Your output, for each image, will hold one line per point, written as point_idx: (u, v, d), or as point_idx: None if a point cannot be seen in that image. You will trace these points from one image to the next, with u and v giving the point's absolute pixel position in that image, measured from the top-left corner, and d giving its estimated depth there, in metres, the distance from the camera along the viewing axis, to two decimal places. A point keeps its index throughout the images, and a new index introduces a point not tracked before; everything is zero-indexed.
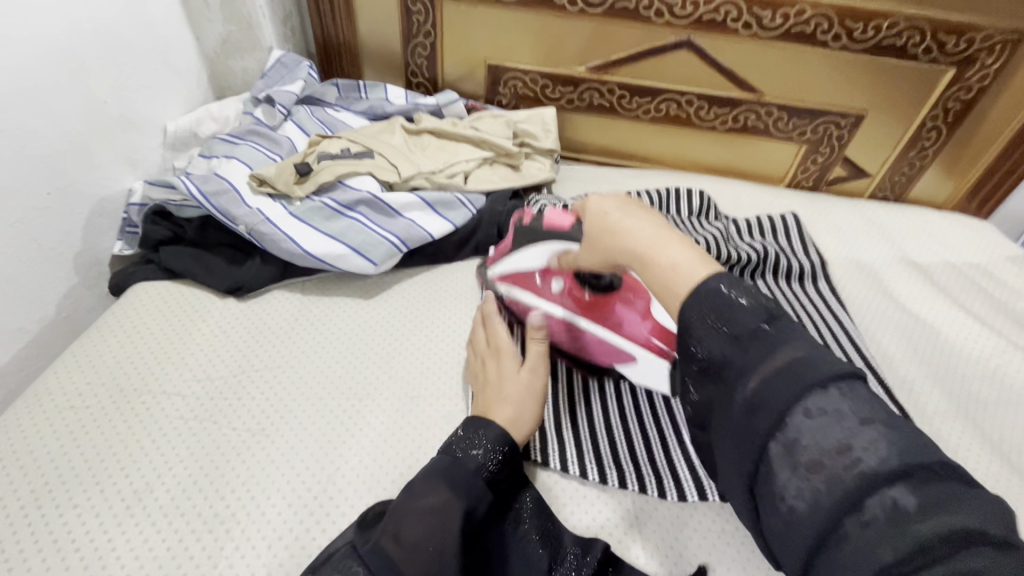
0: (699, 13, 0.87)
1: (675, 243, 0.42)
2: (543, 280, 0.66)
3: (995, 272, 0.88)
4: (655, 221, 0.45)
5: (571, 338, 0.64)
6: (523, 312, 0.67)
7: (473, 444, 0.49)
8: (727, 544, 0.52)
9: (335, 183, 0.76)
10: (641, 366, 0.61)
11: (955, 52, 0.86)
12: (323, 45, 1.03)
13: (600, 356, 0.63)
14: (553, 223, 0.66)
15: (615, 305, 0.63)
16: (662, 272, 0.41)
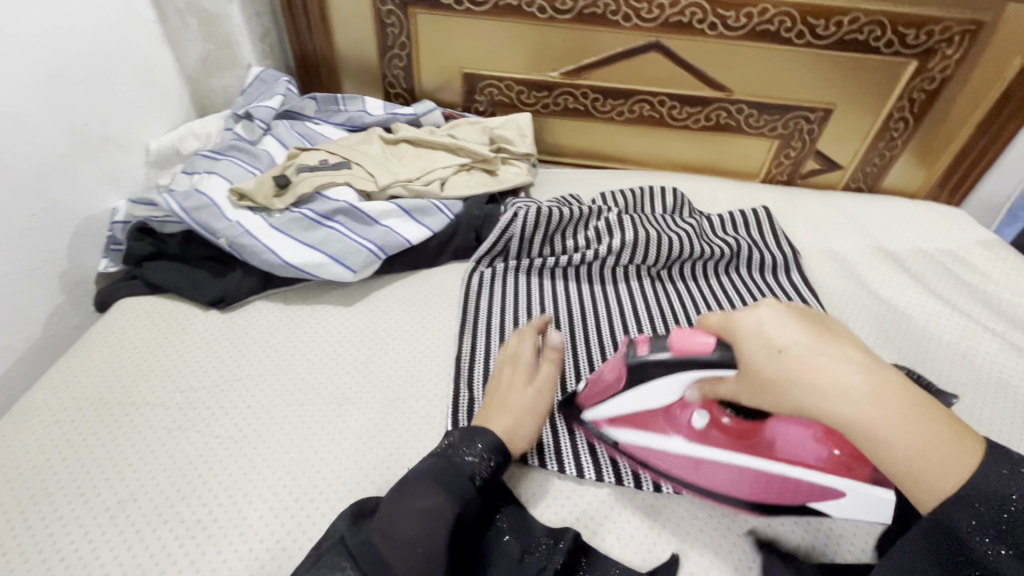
0: (665, 15, 0.89)
1: (909, 420, 0.39)
2: (677, 418, 0.54)
3: (966, 257, 0.90)
4: (853, 366, 0.40)
5: (736, 485, 0.53)
6: (665, 463, 0.55)
7: (468, 448, 0.51)
8: (700, 532, 0.54)
9: (314, 194, 0.78)
10: (846, 498, 0.50)
11: (916, 44, 0.88)
12: (302, 60, 1.05)
13: (787, 499, 0.52)
14: (686, 349, 0.48)
15: (775, 426, 0.53)
16: (906, 463, 0.38)
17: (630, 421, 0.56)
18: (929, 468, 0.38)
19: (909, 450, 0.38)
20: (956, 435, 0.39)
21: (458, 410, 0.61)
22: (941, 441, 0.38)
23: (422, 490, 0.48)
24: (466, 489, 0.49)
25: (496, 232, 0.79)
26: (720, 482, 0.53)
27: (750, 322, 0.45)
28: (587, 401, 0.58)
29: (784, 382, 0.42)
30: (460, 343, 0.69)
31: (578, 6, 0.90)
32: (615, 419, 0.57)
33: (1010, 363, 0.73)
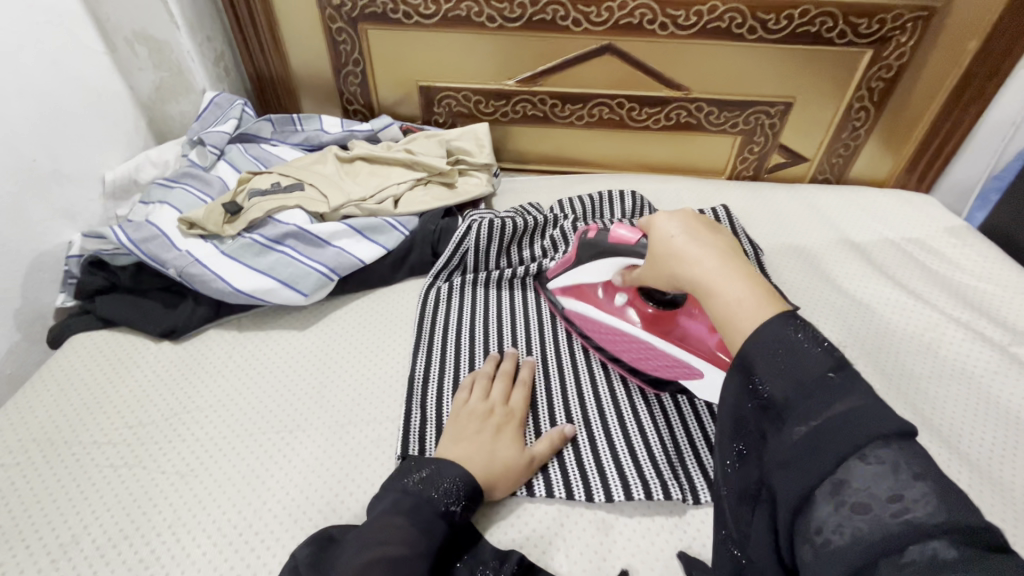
0: (615, 18, 0.88)
1: (735, 279, 0.42)
2: (605, 293, 0.69)
3: (933, 245, 0.89)
4: (712, 250, 0.45)
5: (631, 349, 0.67)
6: (586, 323, 0.71)
7: (451, 493, 0.51)
8: (651, 545, 0.53)
9: (265, 218, 0.77)
10: (704, 380, 0.61)
11: (869, 33, 0.87)
12: (259, 81, 1.04)
13: (659, 370, 0.65)
14: (619, 240, 0.62)
15: (684, 321, 0.64)
16: (725, 306, 0.41)
17: (577, 293, 0.72)
18: (742, 315, 0.40)
19: (734, 298, 0.41)
20: (771, 299, 0.40)
21: (408, 432, 0.60)
22: (770, 301, 0.40)
23: (386, 528, 0.48)
24: (440, 532, 0.49)
25: (451, 247, 0.79)
26: (621, 346, 0.67)
27: (656, 215, 0.51)
28: (552, 273, 0.75)
29: (663, 255, 0.48)
30: (413, 362, 0.68)
31: (526, 14, 0.90)
32: (567, 289, 0.73)
33: (974, 352, 0.72)
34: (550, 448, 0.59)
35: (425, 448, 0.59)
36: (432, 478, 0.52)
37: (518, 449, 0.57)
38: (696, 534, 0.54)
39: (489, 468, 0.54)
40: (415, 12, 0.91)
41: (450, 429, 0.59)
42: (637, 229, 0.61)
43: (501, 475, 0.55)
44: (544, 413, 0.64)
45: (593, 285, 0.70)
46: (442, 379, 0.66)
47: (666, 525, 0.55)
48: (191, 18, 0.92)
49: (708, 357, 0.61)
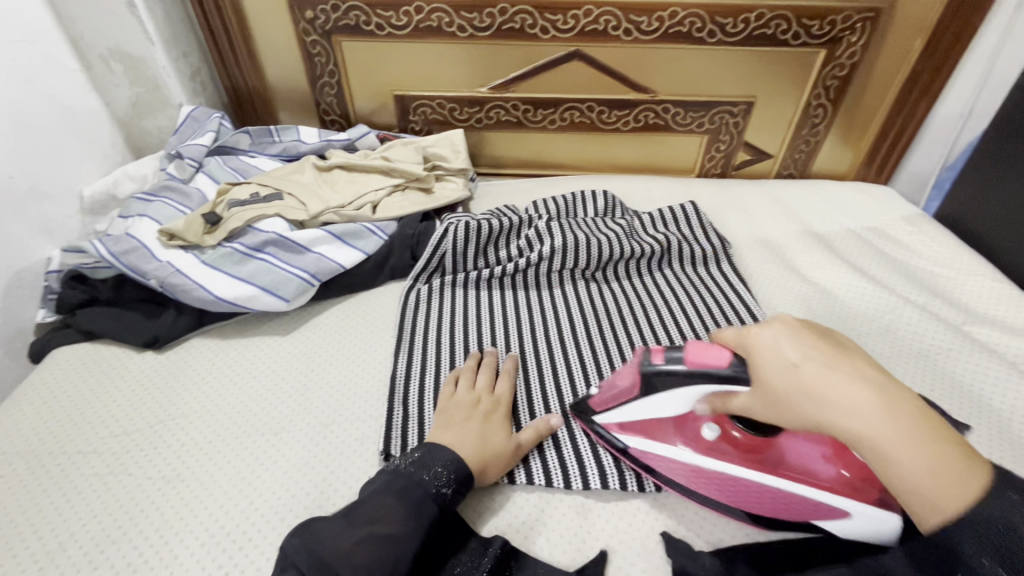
0: (581, 25, 0.92)
1: (908, 437, 0.40)
2: (682, 426, 0.58)
3: (891, 234, 0.93)
4: (862, 381, 0.42)
5: (737, 491, 0.55)
6: (671, 471, 0.57)
7: (441, 477, 0.53)
8: (628, 525, 0.56)
9: (246, 228, 0.78)
10: (856, 519, 0.50)
11: (821, 34, 0.92)
12: (235, 94, 1.06)
13: (796, 515, 0.53)
14: (703, 363, 0.51)
15: (785, 442, 0.55)
16: (909, 480, 0.40)
17: (642, 430, 0.59)
18: (939, 491, 0.39)
19: (910, 459, 0.40)
20: (969, 457, 0.40)
21: (390, 429, 0.62)
22: (958, 473, 0.39)
23: (378, 507, 0.50)
24: (431, 513, 0.51)
25: (429, 249, 0.81)
26: (715, 487, 0.56)
27: (764, 337, 0.47)
28: (598, 404, 0.61)
29: (795, 394, 0.44)
30: (394, 362, 0.70)
31: (496, 23, 0.93)
32: (625, 424, 0.59)
33: (929, 331, 0.76)
34: (537, 436, 0.61)
35: (408, 443, 0.61)
36: (424, 463, 0.54)
37: (504, 436, 0.59)
38: (669, 513, 0.57)
39: (478, 453, 0.56)
40: (388, 24, 0.94)
41: (440, 420, 0.61)
42: (725, 352, 0.50)
43: (489, 459, 0.57)
44: (523, 406, 0.66)
45: (663, 419, 0.57)
46: (423, 376, 0.68)
47: (641, 506, 0.57)
48: (165, 34, 0.94)
49: (835, 488, 0.52)
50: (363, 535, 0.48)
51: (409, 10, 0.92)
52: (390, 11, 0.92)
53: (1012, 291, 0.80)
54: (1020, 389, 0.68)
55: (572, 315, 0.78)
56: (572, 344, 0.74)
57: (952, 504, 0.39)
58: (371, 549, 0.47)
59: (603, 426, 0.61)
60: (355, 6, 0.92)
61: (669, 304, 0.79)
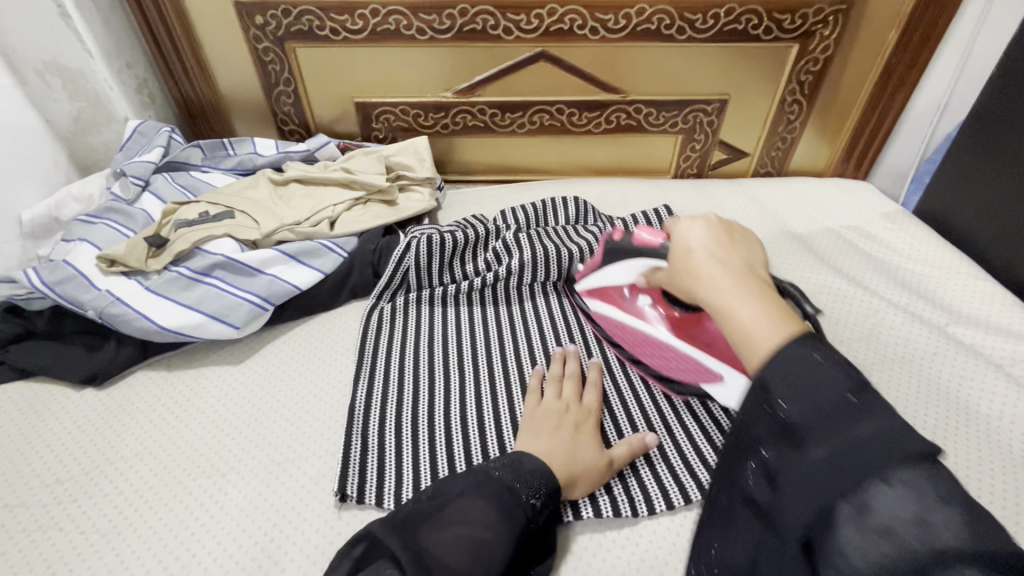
0: (545, 25, 0.88)
1: (750, 296, 0.48)
2: (630, 294, 0.69)
3: (872, 232, 0.91)
4: (734, 269, 0.51)
5: (656, 353, 0.67)
6: (613, 328, 0.71)
7: (534, 486, 0.51)
8: (604, 561, 0.53)
9: (193, 249, 0.74)
10: (727, 385, 0.60)
11: (793, 28, 0.89)
12: (186, 106, 1.01)
13: (685, 376, 0.64)
14: (643, 240, 0.67)
15: (709, 323, 0.62)
16: (742, 326, 0.46)
17: (603, 294, 0.73)
18: (756, 329, 0.45)
19: (747, 319, 0.46)
20: (794, 324, 0.45)
21: (347, 466, 0.58)
22: (782, 319, 0.45)
23: (469, 507, 0.48)
24: (521, 522, 0.48)
25: (391, 266, 0.76)
26: (642, 347, 0.68)
27: (685, 224, 0.56)
28: (581, 275, 0.76)
29: (688, 270, 0.53)
30: (354, 389, 0.66)
31: (456, 24, 0.88)
32: (592, 291, 0.74)
33: (912, 334, 0.73)
34: (629, 453, 0.58)
35: (367, 480, 0.57)
36: (513, 470, 0.52)
37: (598, 450, 0.57)
38: (644, 545, 0.54)
39: (569, 464, 0.54)
40: (343, 28, 0.89)
41: (528, 427, 0.59)
42: (659, 233, 0.65)
43: (579, 473, 0.54)
44: (492, 432, 0.62)
45: (618, 287, 0.70)
46: (385, 406, 0.64)
47: (616, 539, 0.54)
48: (106, 45, 0.88)
49: (728, 362, 0.60)
50: (452, 532, 0.46)
51: (364, 13, 0.87)
52: (345, 14, 0.87)
53: (993, 288, 0.78)
54: (1007, 393, 0.65)
55: (544, 330, 0.75)
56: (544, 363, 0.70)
57: (763, 352, 0.44)
58: (463, 550, 0.45)
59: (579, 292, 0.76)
60: (307, 10, 0.87)
61: None
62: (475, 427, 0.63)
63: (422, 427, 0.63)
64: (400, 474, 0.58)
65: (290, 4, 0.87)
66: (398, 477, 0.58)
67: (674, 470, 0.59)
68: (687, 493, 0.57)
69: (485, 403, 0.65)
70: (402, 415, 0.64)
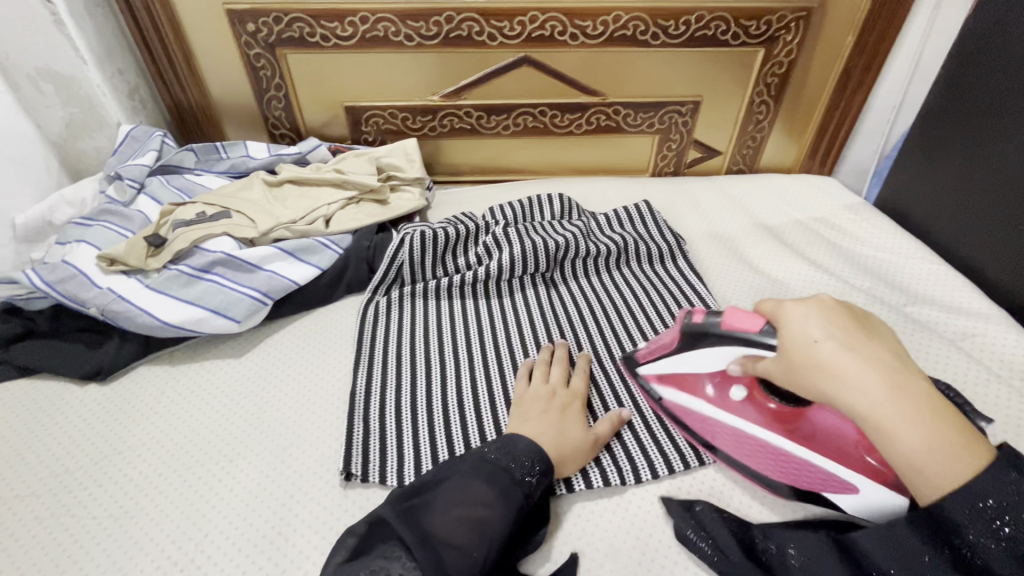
0: (527, 31, 0.93)
1: (911, 419, 0.43)
2: (717, 389, 0.63)
3: (837, 223, 0.97)
4: (874, 367, 0.45)
5: (758, 454, 0.59)
6: (699, 425, 0.63)
7: (527, 465, 0.54)
8: (598, 526, 0.57)
9: (192, 248, 0.76)
10: (863, 496, 0.53)
11: (758, 33, 0.95)
12: (178, 111, 1.03)
13: (802, 482, 0.57)
14: (739, 327, 0.55)
15: (815, 415, 0.58)
16: (908, 452, 0.43)
17: (677, 383, 0.65)
18: (931, 465, 0.42)
19: (917, 446, 0.42)
20: (970, 442, 0.42)
21: (351, 448, 0.61)
22: (956, 449, 0.42)
23: (468, 489, 0.51)
24: (519, 499, 0.52)
25: (386, 261, 0.80)
26: (738, 448, 0.60)
27: (798, 311, 0.51)
28: (643, 356, 0.68)
29: (811, 365, 0.48)
30: (354, 377, 0.69)
31: (442, 31, 0.93)
32: (662, 376, 0.66)
33: (875, 314, 0.79)
34: (611, 430, 0.63)
35: (370, 460, 0.60)
36: (507, 452, 0.55)
37: (584, 429, 0.61)
38: (633, 511, 0.58)
39: (558, 444, 0.58)
40: (333, 35, 0.92)
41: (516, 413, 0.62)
42: (760, 316, 0.55)
43: (568, 451, 0.58)
44: (489, 413, 0.66)
45: (700, 378, 0.63)
46: (385, 392, 0.67)
47: (608, 505, 0.58)
48: (98, 52, 0.90)
49: (856, 467, 0.54)
50: (455, 515, 0.49)
51: (354, 21, 0.91)
52: (335, 22, 0.91)
53: (947, 272, 0.85)
54: (960, 364, 0.71)
55: (534, 319, 0.79)
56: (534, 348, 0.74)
57: (945, 483, 0.41)
58: (466, 528, 0.48)
59: (646, 380, 0.68)
60: (298, 17, 0.91)
61: (628, 302, 0.81)
62: (471, 409, 0.66)
63: (422, 411, 0.66)
64: (402, 452, 0.61)
65: (281, 12, 0.90)
66: (400, 456, 0.61)
67: (660, 443, 0.63)
68: (671, 464, 0.61)
69: (480, 387, 0.69)
70: (401, 400, 0.67)
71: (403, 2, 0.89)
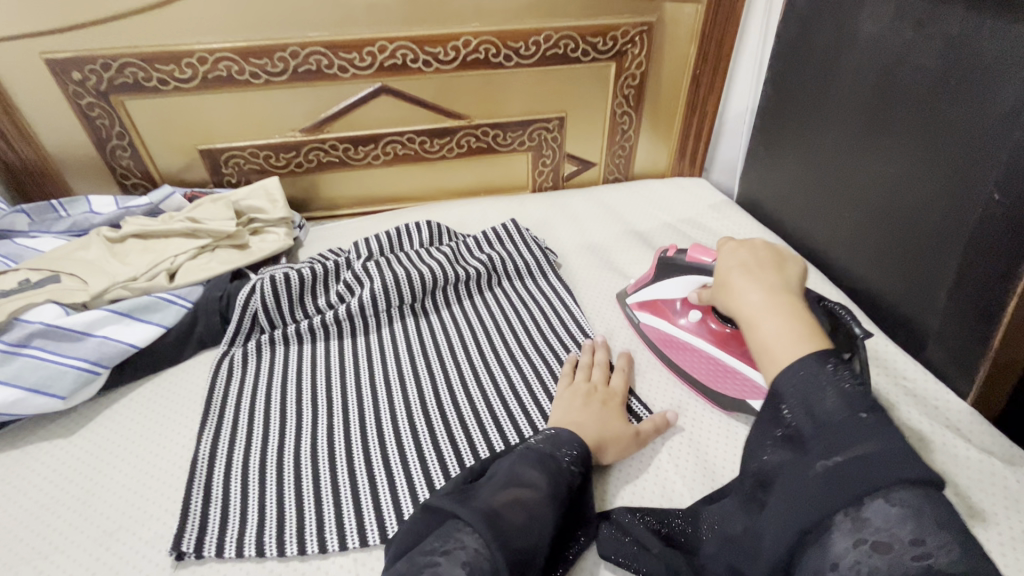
0: (378, 61, 0.92)
1: (778, 311, 0.47)
2: (681, 309, 0.71)
3: (701, 222, 1.01)
4: (770, 289, 0.50)
5: (702, 364, 0.68)
6: (661, 339, 0.73)
7: (569, 451, 0.53)
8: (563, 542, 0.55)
9: (12, 321, 0.68)
10: None
11: (607, 49, 0.98)
12: (9, 170, 0.95)
13: (731, 391, 0.65)
14: (696, 258, 0.66)
15: None
16: (764, 340, 0.46)
17: (654, 309, 0.74)
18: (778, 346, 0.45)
19: (770, 332, 0.46)
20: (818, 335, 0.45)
21: (185, 522, 0.56)
22: (811, 337, 0.45)
23: (520, 473, 0.49)
24: (563, 488, 0.50)
25: (238, 310, 0.75)
26: (686, 357, 0.70)
27: (728, 251, 0.58)
28: (632, 288, 0.78)
29: (724, 286, 0.54)
30: (197, 442, 0.64)
31: (289, 66, 0.90)
32: (643, 303, 0.76)
33: None
34: (655, 430, 0.63)
35: (206, 534, 0.55)
36: (555, 442, 0.54)
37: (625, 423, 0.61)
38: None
39: (597, 435, 0.58)
40: (171, 78, 0.88)
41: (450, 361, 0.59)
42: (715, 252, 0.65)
43: (605, 442, 0.59)
44: (358, 464, 0.62)
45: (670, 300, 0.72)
46: (230, 453, 0.63)
47: None
48: None
49: None
50: (512, 498, 0.46)
51: (191, 62, 0.87)
52: (170, 64, 0.87)
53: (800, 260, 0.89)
54: None
55: (407, 354, 0.76)
56: (409, 386, 0.71)
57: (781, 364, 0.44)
58: (517, 509, 0.45)
59: (631, 306, 0.78)
60: (129, 62, 0.86)
61: (501, 324, 0.80)
62: (331, 462, 0.62)
63: (273, 469, 0.62)
64: (243, 520, 0.57)
65: (109, 58, 0.85)
66: (242, 523, 0.56)
67: None
68: None
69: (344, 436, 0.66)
70: (250, 461, 0.63)
71: (242, 40, 0.86)
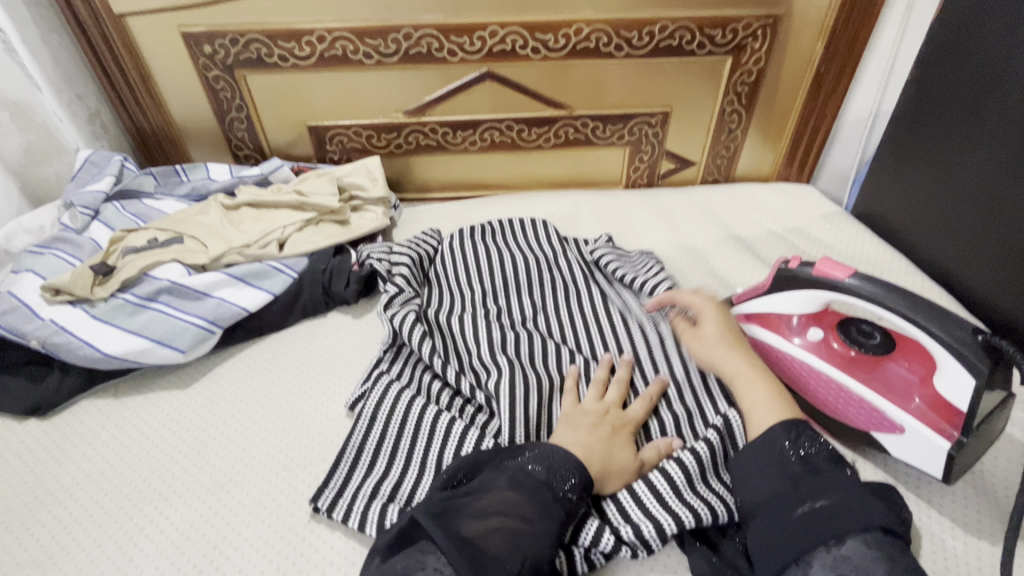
0: (488, 46, 0.91)
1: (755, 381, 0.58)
2: (798, 325, 0.66)
3: (810, 232, 0.94)
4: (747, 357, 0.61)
5: (819, 388, 0.63)
6: (768, 353, 0.68)
7: (567, 479, 0.49)
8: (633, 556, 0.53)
9: (141, 276, 0.74)
10: (912, 439, 0.56)
11: (725, 42, 0.93)
12: (139, 135, 1.02)
13: (858, 421, 0.60)
14: (824, 274, 0.60)
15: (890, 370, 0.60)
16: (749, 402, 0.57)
17: (765, 322, 0.68)
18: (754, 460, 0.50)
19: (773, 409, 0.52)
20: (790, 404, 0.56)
21: (329, 479, 0.57)
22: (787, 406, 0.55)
23: (501, 502, 0.46)
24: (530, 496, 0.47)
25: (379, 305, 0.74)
26: (798, 376, 0.65)
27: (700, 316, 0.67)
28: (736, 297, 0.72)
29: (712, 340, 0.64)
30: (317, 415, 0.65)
31: (402, 48, 0.91)
32: (749, 316, 0.70)
33: None
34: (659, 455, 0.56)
35: (325, 492, 0.56)
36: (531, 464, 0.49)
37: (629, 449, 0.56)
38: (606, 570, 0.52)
39: (600, 464, 0.53)
40: (291, 55, 0.91)
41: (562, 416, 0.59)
42: (846, 268, 0.59)
43: (608, 471, 0.53)
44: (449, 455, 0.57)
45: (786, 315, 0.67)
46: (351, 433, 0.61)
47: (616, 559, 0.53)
48: (54, 78, 0.89)
49: (913, 414, 0.56)
50: (490, 525, 0.44)
51: (311, 40, 0.90)
52: (291, 41, 0.90)
53: (926, 283, 0.81)
54: None
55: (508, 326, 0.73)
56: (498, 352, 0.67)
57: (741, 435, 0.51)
58: (493, 541, 0.43)
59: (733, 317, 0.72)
60: (255, 38, 0.90)
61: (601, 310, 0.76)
62: (441, 434, 0.60)
63: (395, 440, 0.60)
64: (343, 492, 0.56)
65: (238, 33, 0.89)
66: (371, 495, 0.56)
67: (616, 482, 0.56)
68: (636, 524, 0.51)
69: (450, 406, 0.64)
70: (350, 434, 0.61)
71: (360, 20, 0.88)
